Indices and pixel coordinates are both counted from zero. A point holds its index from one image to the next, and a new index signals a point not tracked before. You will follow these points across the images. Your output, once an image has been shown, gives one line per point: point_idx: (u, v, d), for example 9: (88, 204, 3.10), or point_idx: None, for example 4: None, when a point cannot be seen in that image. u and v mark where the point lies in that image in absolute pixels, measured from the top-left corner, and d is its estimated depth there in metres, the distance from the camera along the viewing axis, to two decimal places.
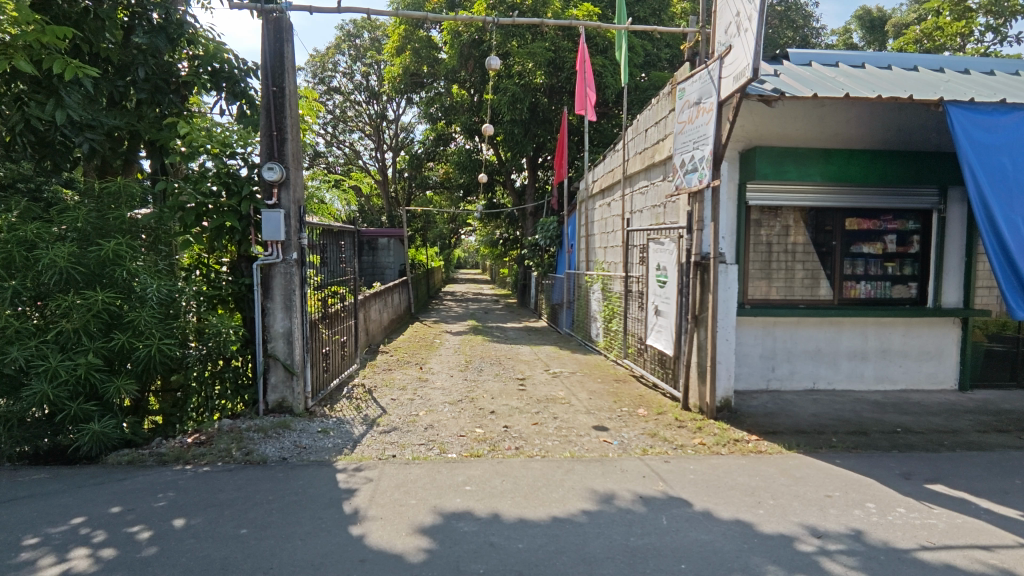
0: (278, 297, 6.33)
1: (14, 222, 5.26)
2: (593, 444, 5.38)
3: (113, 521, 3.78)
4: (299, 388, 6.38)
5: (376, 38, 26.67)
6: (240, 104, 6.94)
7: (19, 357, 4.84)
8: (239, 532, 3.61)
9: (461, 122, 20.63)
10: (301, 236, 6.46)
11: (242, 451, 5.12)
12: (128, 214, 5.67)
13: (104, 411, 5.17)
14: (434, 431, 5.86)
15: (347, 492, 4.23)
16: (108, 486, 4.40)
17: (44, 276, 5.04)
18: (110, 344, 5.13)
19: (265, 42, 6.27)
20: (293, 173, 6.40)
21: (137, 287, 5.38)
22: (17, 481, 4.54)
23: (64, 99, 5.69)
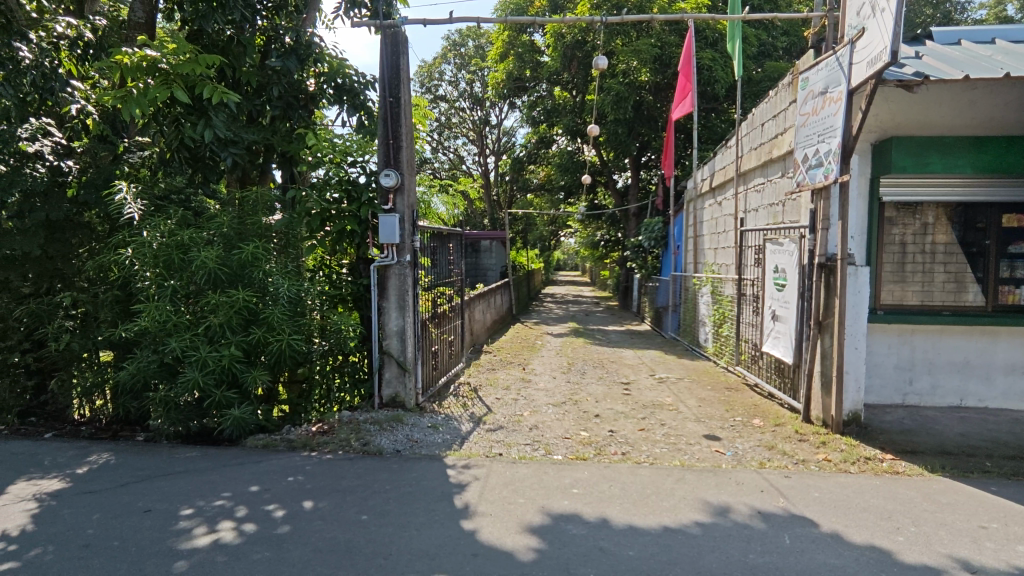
0: (392, 297, 6.68)
1: (173, 227, 5.90)
2: (704, 454, 5.17)
3: (253, 498, 4.18)
4: (411, 384, 6.71)
5: (480, 45, 27.44)
6: (359, 115, 7.40)
7: (176, 348, 5.47)
8: (361, 518, 3.84)
9: (564, 124, 20.62)
10: (414, 239, 6.78)
11: (360, 442, 5.44)
12: (264, 220, 6.23)
13: (242, 398, 5.72)
14: (539, 432, 5.91)
15: (458, 487, 4.37)
16: (248, 466, 4.86)
17: (196, 276, 5.65)
18: (249, 338, 5.65)
19: (383, 56, 6.65)
20: (408, 180, 6.71)
21: (271, 287, 5.89)
22: (175, 458, 5.14)
23: (212, 119, 6.40)
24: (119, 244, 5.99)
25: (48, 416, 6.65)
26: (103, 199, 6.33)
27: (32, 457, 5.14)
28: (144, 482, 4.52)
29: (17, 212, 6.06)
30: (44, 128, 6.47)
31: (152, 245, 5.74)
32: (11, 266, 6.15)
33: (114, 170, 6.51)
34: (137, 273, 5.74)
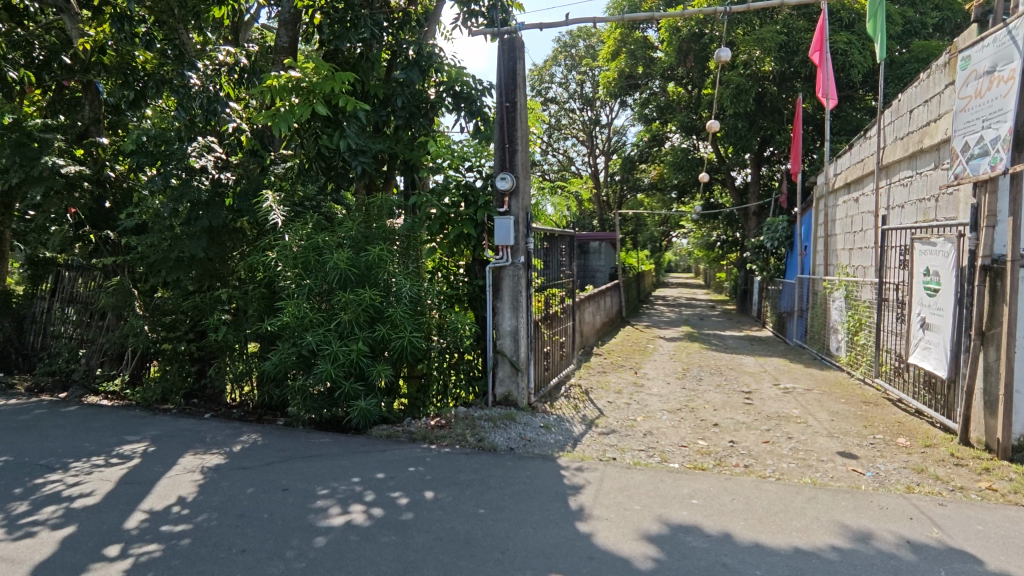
0: (506, 298, 6.83)
1: (311, 230, 6.43)
2: (839, 473, 4.75)
3: (380, 484, 4.46)
4: (524, 383, 6.84)
5: (591, 45, 27.30)
6: (476, 121, 7.63)
7: (312, 342, 5.97)
8: (478, 511, 3.96)
9: (678, 120, 19.91)
10: (528, 241, 6.88)
11: (476, 437, 5.62)
12: (387, 224, 6.61)
13: (367, 390, 6.13)
14: (654, 439, 5.74)
15: (572, 488, 4.37)
16: (374, 455, 5.19)
17: (330, 276, 6.13)
18: (374, 334, 6.03)
19: (501, 62, 6.82)
20: (523, 182, 6.82)
21: (394, 287, 6.25)
22: (312, 442, 5.62)
23: (346, 131, 6.94)
24: (265, 247, 6.67)
25: (206, 399, 7.52)
26: (252, 207, 7.09)
27: (197, 434, 5.85)
28: (286, 463, 4.99)
29: (185, 218, 6.93)
30: (208, 145, 7.31)
31: (293, 247, 6.30)
32: (180, 267, 7.03)
33: (262, 180, 7.22)
34: (280, 273, 6.34)
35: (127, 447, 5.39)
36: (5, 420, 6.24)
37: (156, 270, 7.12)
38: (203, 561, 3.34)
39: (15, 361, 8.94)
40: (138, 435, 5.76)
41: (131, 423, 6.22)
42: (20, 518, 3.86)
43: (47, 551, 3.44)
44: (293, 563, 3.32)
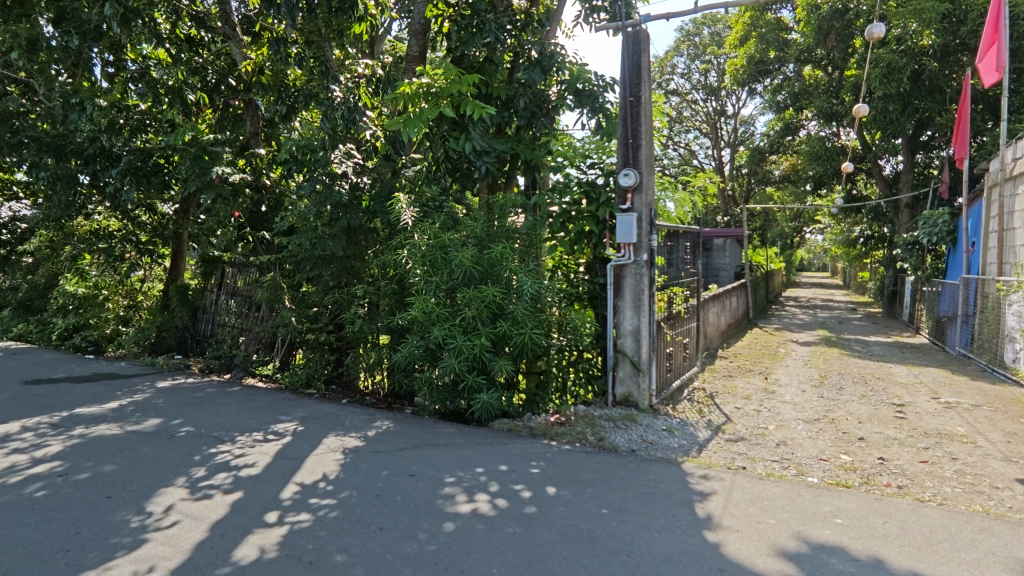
0: (628, 296, 6.72)
1: (438, 229, 6.73)
2: (1020, 503, 4.12)
3: (503, 476, 4.58)
4: (644, 384, 6.69)
5: (717, 31, 25.96)
6: (598, 117, 7.55)
7: (439, 336, 6.26)
8: (601, 511, 3.94)
9: (817, 105, 18.29)
10: (651, 238, 6.72)
11: (596, 436, 5.59)
12: (509, 222, 6.75)
13: (489, 384, 6.33)
14: (789, 450, 5.35)
15: (699, 495, 4.20)
16: (497, 447, 5.35)
17: (455, 273, 6.38)
18: (496, 330, 6.22)
19: (625, 56, 6.70)
20: (646, 178, 6.67)
21: (515, 284, 6.37)
22: (439, 431, 5.91)
23: (471, 133, 7.19)
24: (397, 245, 7.09)
25: (343, 385, 8.14)
26: (385, 208, 7.58)
27: (338, 417, 6.38)
28: (416, 449, 5.29)
29: (328, 219, 7.59)
30: (348, 152, 7.90)
31: (422, 246, 6.62)
32: (323, 263, 7.70)
33: (394, 183, 7.67)
34: (411, 270, 6.71)
35: (281, 425, 6.01)
36: (185, 396, 7.21)
37: (303, 267, 7.85)
38: (348, 534, 3.64)
39: (190, 345, 10.26)
40: (289, 415, 6.41)
41: (282, 405, 6.93)
42: (199, 482, 4.45)
43: (221, 512, 3.93)
44: (426, 544, 3.51)
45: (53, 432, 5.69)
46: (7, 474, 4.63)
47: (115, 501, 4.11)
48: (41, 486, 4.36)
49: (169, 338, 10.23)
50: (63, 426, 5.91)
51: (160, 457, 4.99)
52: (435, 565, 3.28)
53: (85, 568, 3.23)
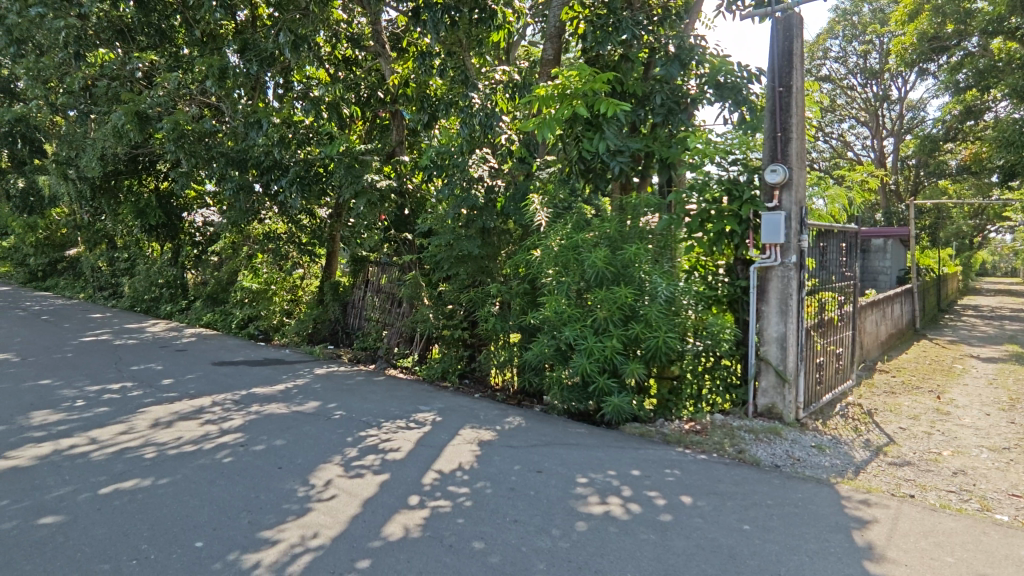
0: (773, 301, 6.28)
1: (570, 230, 6.74)
2: None
3: (636, 481, 4.50)
4: (791, 397, 6.21)
5: (880, 8, 23.35)
6: (741, 111, 7.19)
7: (570, 336, 6.29)
8: (743, 527, 3.72)
9: (1008, 83, 15.70)
10: (801, 238, 6.24)
11: (735, 448, 5.28)
12: (643, 222, 6.61)
13: (620, 387, 6.25)
14: (970, 481, 4.67)
15: (857, 521, 3.82)
16: (629, 451, 5.26)
17: (587, 274, 6.38)
18: (629, 332, 6.13)
19: (774, 43, 6.26)
20: (797, 173, 6.21)
21: (649, 286, 6.23)
22: (569, 431, 5.93)
23: (606, 132, 7.15)
24: (530, 247, 7.23)
25: (476, 380, 8.47)
26: (519, 210, 7.75)
27: (473, 411, 6.67)
28: (547, 447, 5.37)
29: (465, 221, 7.96)
30: (484, 156, 8.19)
31: (555, 247, 6.68)
32: (460, 262, 8.07)
33: (528, 185, 7.85)
34: (544, 271, 6.80)
35: (421, 415, 6.41)
36: (339, 383, 7.96)
37: (441, 266, 8.28)
38: (484, 523, 3.79)
39: (341, 337, 11.31)
40: (429, 406, 6.81)
41: (422, 396, 7.38)
42: (352, 461, 4.89)
43: (372, 490, 4.29)
44: (559, 541, 3.55)
45: (236, 407, 6.57)
46: (202, 441, 5.42)
47: (284, 471, 4.64)
48: (227, 454, 5.04)
49: (323, 329, 11.33)
50: (243, 403, 6.80)
51: (320, 436, 5.55)
52: (569, 562, 3.31)
53: (263, 528, 3.70)
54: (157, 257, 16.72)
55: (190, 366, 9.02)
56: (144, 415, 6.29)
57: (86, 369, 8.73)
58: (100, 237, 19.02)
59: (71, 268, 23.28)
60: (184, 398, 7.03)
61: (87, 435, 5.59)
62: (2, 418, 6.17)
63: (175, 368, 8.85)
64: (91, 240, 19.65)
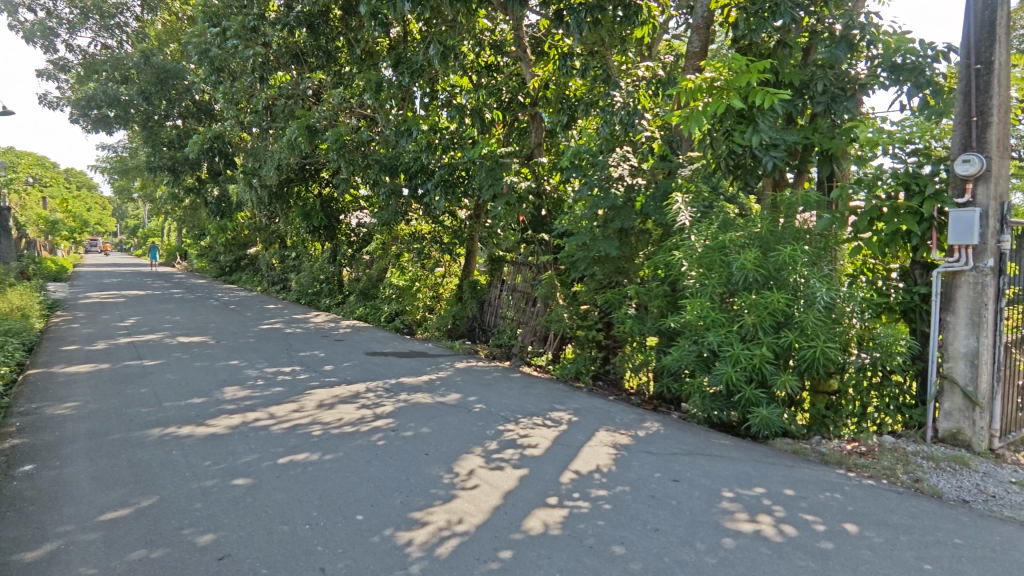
0: (961, 312, 5.47)
1: (715, 230, 6.41)
2: None
3: (790, 502, 4.16)
4: (983, 423, 5.36)
5: None
6: (922, 95, 6.39)
7: (713, 342, 5.96)
8: (924, 567, 3.27)
9: None
10: (1001, 240, 5.36)
11: (910, 476, 4.68)
12: (800, 221, 6.21)
13: (770, 399, 5.81)
14: None
15: None
16: (780, 469, 4.87)
17: (734, 277, 6.01)
18: (781, 341, 5.68)
19: (970, 14, 5.43)
20: (997, 163, 5.35)
21: (806, 291, 5.75)
22: (711, 442, 5.63)
23: (760, 124, 6.55)
24: (671, 247, 6.99)
25: (610, 382, 8.35)
26: (660, 209, 7.50)
27: (608, 413, 6.59)
28: (688, 456, 5.15)
29: (604, 222, 7.88)
30: (625, 155, 8.05)
31: (698, 248, 6.37)
32: (598, 263, 8.01)
33: (670, 183, 7.60)
34: (685, 272, 6.49)
35: (557, 414, 6.46)
36: (478, 378, 8.30)
37: (578, 266, 8.27)
38: (624, 528, 3.72)
39: (478, 333, 11.77)
40: (564, 405, 6.86)
41: (557, 395, 7.45)
42: (493, 453, 5.06)
43: (512, 483, 4.42)
44: (705, 556, 3.38)
45: (387, 394, 7.13)
46: (360, 423, 5.94)
47: (430, 458, 4.93)
48: (380, 437, 5.47)
49: (462, 325, 11.88)
50: (393, 391, 7.34)
51: (461, 427, 5.82)
52: None
53: (414, 509, 3.96)
54: (319, 256, 18.74)
55: (347, 355, 9.95)
56: (311, 396, 7.04)
57: (264, 353, 9.98)
58: (275, 237, 21.64)
59: (251, 265, 26.76)
60: (343, 383, 7.77)
61: (267, 410, 6.38)
62: (203, 391, 7.26)
63: (335, 355, 9.80)
64: (267, 240, 22.43)
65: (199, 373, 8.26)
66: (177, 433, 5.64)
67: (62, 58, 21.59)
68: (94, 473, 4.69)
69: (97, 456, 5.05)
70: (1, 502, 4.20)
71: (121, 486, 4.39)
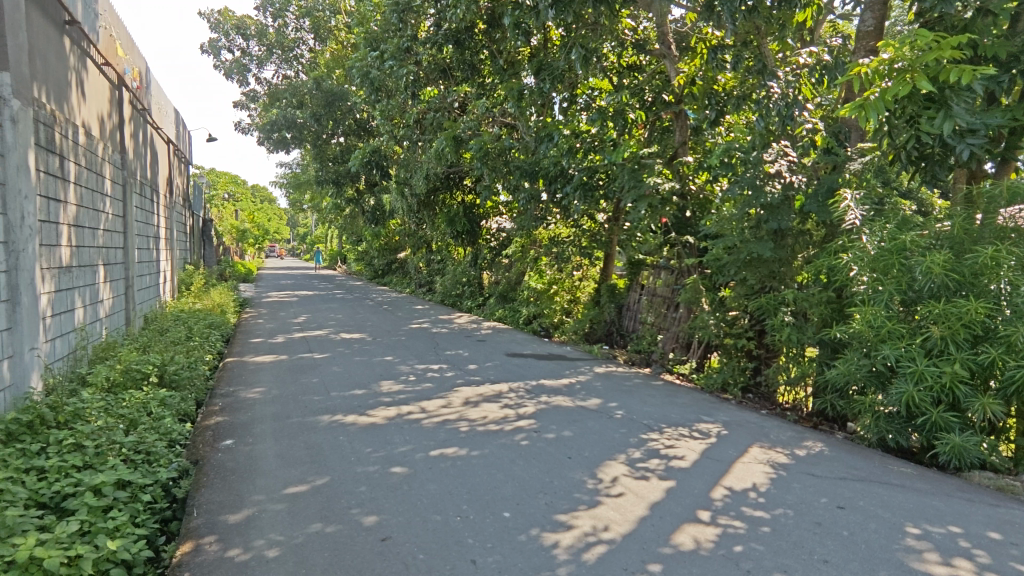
0: None
1: (893, 231, 5.70)
2: None
3: (995, 547, 3.55)
4: None
5: None
6: None
7: (890, 355, 5.29)
8: None
9: None
10: None
11: None
12: (1006, 218, 5.31)
13: (964, 424, 5.02)
14: None
15: None
16: (980, 507, 4.18)
17: (918, 283, 5.31)
18: (979, 357, 4.88)
19: None
20: None
21: (1013, 301, 4.90)
22: (888, 468, 4.98)
23: (953, 108, 5.61)
24: (836, 250, 6.34)
25: (762, 396, 7.73)
26: (824, 208, 6.85)
27: (762, 428, 6.13)
28: (860, 483, 4.60)
29: (757, 222, 7.27)
30: (783, 149, 7.38)
31: (871, 250, 5.72)
32: (749, 266, 7.48)
33: (835, 179, 6.91)
34: (855, 278, 5.84)
35: (704, 425, 6.14)
36: (618, 384, 8.16)
37: (726, 270, 7.80)
38: (786, 555, 3.43)
39: (615, 338, 11.55)
40: (712, 417, 6.49)
41: (703, 406, 7.08)
42: (637, 462, 4.94)
43: (658, 495, 4.27)
44: None
45: (528, 396, 7.26)
46: (503, 422, 6.12)
47: (573, 462, 4.93)
48: (524, 437, 5.59)
49: (599, 329, 11.74)
50: (534, 392, 7.47)
51: (604, 433, 5.75)
52: None
53: (559, 511, 3.98)
54: (462, 259, 19.71)
55: (489, 355, 10.33)
56: (457, 393, 7.41)
57: (414, 351, 10.69)
58: (422, 243, 23.14)
59: (401, 268, 28.90)
60: (486, 382, 8.07)
61: (419, 405, 6.83)
62: (363, 384, 7.95)
63: (478, 355, 10.22)
64: (415, 245, 24.06)
65: (359, 367, 9.07)
66: (343, 420, 6.23)
67: (252, 90, 25.02)
68: (278, 451, 5.34)
69: (280, 436, 5.75)
70: (210, 470, 4.94)
71: (300, 465, 4.95)
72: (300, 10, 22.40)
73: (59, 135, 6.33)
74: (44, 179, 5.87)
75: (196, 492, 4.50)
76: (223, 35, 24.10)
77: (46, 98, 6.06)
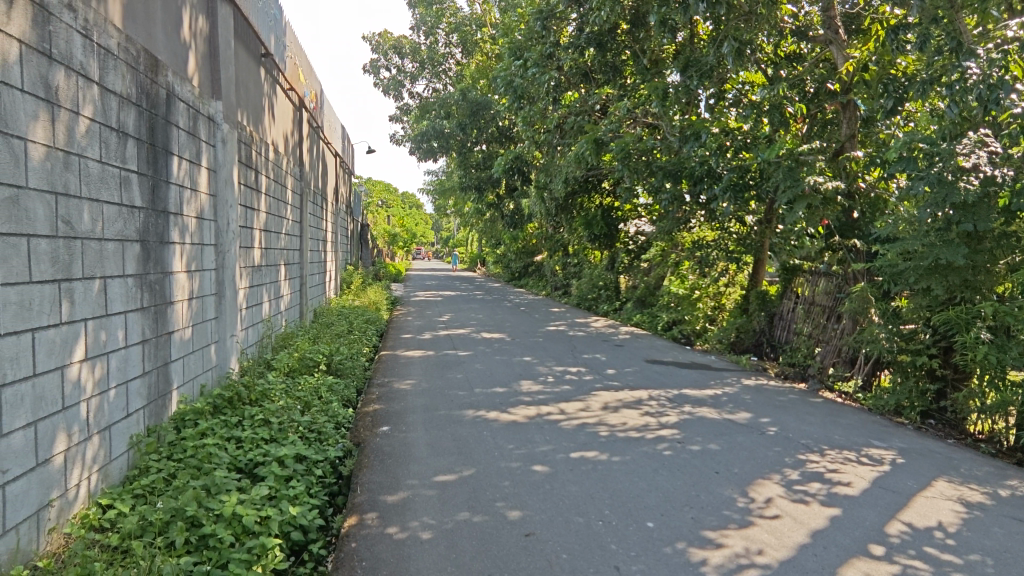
0: None
1: None
2: None
3: None
4: None
5: None
6: None
7: None
8: None
9: None
10: None
11: None
12: None
13: None
14: None
15: None
16: None
17: None
18: None
19: None
20: None
21: None
22: None
23: None
24: None
25: (947, 423, 6.64)
26: None
27: (950, 460, 5.32)
28: None
29: (946, 223, 6.37)
30: (982, 140, 6.21)
31: None
32: (934, 274, 6.58)
33: None
34: None
35: (876, 451, 5.48)
36: (770, 398, 7.56)
37: (904, 278, 6.91)
38: None
39: (765, 349, 10.56)
40: (886, 443, 5.78)
41: (874, 429, 6.32)
42: (795, 484, 4.54)
43: (822, 522, 3.89)
44: None
45: (670, 405, 7.00)
46: (645, 430, 5.97)
47: (722, 477, 4.67)
48: (667, 447, 5.40)
49: (747, 339, 10.92)
50: (676, 401, 7.19)
51: (755, 450, 5.36)
52: None
53: (707, 528, 3.80)
54: (599, 263, 19.63)
55: (628, 361, 10.15)
56: (596, 397, 7.36)
57: (553, 352, 10.83)
58: (559, 246, 23.38)
59: (537, 271, 29.46)
60: (625, 387, 7.94)
61: (558, 406, 6.90)
62: (504, 382, 8.22)
63: (616, 360, 10.09)
64: (552, 249, 24.36)
65: (500, 366, 9.39)
66: (486, 416, 6.49)
67: (406, 104, 27.02)
68: (429, 440, 5.69)
69: (431, 427, 6.13)
70: (370, 452, 5.40)
71: (449, 455, 5.25)
72: (450, 27, 23.78)
73: (255, 153, 7.34)
74: (244, 191, 6.85)
75: (359, 471, 4.94)
76: (382, 55, 26.35)
77: (246, 121, 7.06)
